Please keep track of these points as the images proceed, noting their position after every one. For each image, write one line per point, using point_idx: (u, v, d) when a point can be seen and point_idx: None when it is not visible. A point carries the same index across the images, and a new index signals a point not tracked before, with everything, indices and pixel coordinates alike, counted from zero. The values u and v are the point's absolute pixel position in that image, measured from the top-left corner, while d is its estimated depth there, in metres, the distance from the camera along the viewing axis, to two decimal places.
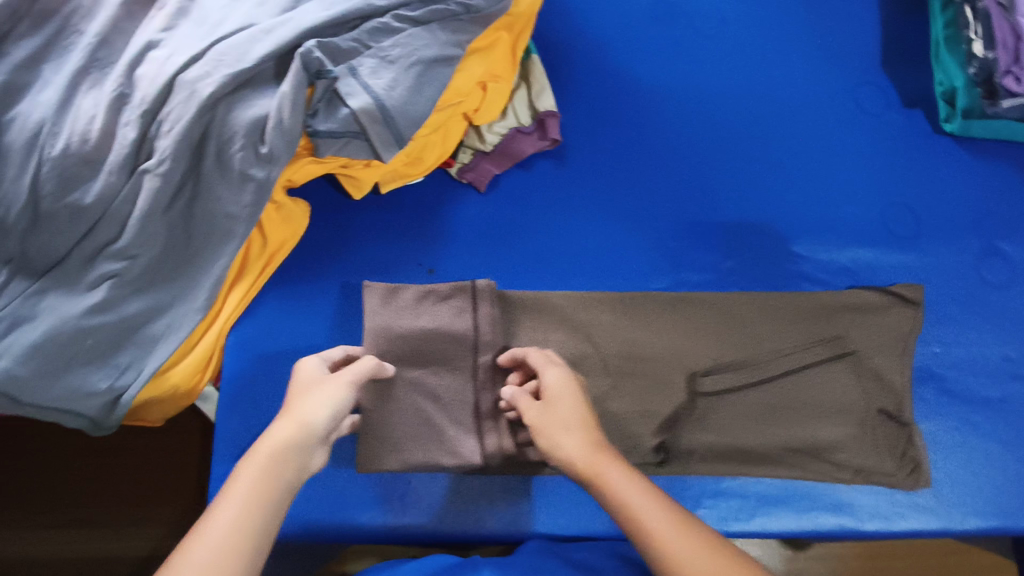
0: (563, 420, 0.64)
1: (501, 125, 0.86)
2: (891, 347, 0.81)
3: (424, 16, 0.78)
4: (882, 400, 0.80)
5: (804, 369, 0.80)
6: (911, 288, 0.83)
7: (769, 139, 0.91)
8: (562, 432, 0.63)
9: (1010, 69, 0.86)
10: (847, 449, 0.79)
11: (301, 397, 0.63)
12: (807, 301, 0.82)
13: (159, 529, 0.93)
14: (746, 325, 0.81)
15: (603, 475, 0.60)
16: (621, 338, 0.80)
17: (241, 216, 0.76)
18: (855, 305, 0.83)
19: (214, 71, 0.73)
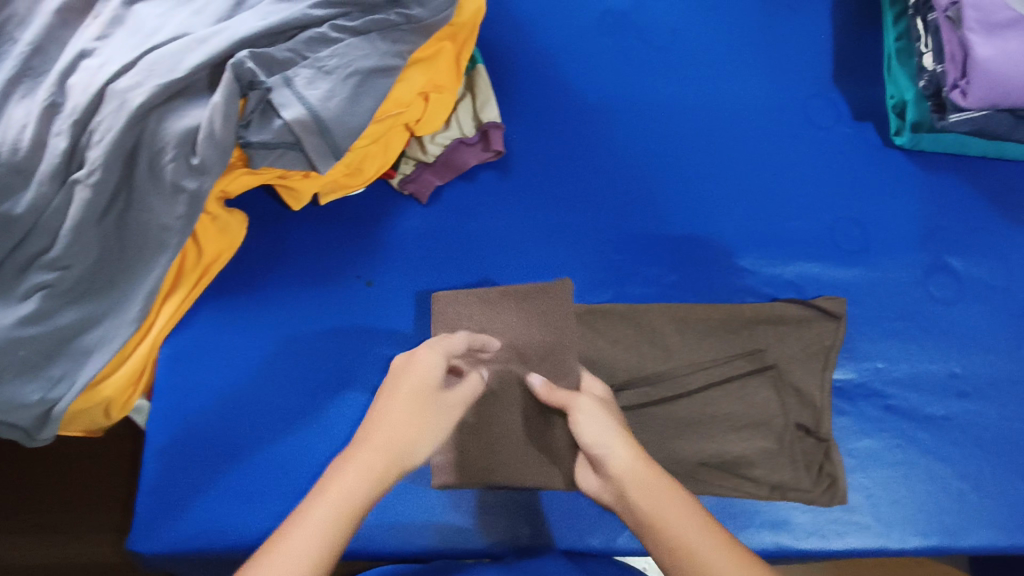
0: (617, 433, 0.65)
1: (444, 135, 0.85)
2: (813, 361, 0.81)
3: (363, 26, 0.77)
4: (801, 415, 0.80)
5: (725, 382, 0.80)
6: (833, 301, 0.83)
7: (718, 151, 0.90)
8: (611, 445, 0.63)
9: (958, 83, 0.83)
10: (765, 464, 0.78)
11: (405, 377, 0.66)
12: (728, 314, 0.82)
13: (97, 538, 0.93)
14: (661, 339, 0.81)
15: (651, 495, 0.59)
16: (546, 349, 0.80)
17: (175, 227, 0.75)
18: (774, 318, 0.83)
19: (146, 81, 0.72)
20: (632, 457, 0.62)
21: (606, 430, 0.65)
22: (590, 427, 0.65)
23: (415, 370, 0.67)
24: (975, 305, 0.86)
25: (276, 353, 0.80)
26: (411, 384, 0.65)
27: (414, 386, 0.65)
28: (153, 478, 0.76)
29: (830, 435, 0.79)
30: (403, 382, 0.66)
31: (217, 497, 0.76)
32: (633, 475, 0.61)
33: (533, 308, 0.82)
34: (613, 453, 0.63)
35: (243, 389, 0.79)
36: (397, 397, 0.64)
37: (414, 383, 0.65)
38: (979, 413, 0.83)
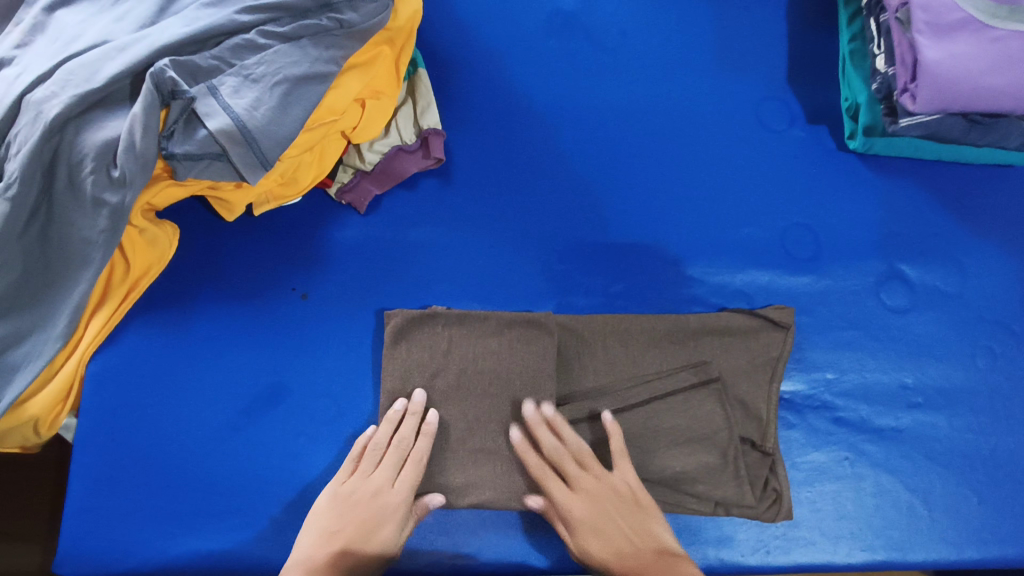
0: (616, 531, 0.69)
1: (383, 143, 0.83)
2: (760, 373, 0.79)
3: (293, 32, 0.74)
4: (748, 429, 0.78)
5: (668, 395, 0.76)
6: (781, 310, 0.81)
7: (669, 157, 0.88)
8: (602, 541, 0.69)
9: (908, 87, 0.81)
10: (707, 480, 0.74)
11: (366, 504, 0.70)
12: (672, 325, 0.80)
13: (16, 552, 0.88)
14: (604, 351, 0.78)
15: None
16: (481, 356, 0.76)
17: (98, 241, 0.73)
18: (719, 329, 0.80)
19: (61, 91, 0.69)
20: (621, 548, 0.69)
21: (602, 530, 0.70)
22: (577, 512, 0.70)
23: (372, 498, 0.70)
24: (927, 314, 0.85)
25: (209, 369, 0.78)
26: (359, 508, 0.70)
27: (363, 520, 0.69)
28: (79, 500, 0.74)
29: (776, 449, 0.77)
30: (352, 504, 0.70)
31: (141, 519, 0.73)
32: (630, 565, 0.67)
33: (524, 331, 0.77)
34: (603, 551, 0.69)
35: (173, 405, 0.77)
36: (348, 534, 0.68)
37: (361, 508, 0.70)
38: (930, 424, 0.81)
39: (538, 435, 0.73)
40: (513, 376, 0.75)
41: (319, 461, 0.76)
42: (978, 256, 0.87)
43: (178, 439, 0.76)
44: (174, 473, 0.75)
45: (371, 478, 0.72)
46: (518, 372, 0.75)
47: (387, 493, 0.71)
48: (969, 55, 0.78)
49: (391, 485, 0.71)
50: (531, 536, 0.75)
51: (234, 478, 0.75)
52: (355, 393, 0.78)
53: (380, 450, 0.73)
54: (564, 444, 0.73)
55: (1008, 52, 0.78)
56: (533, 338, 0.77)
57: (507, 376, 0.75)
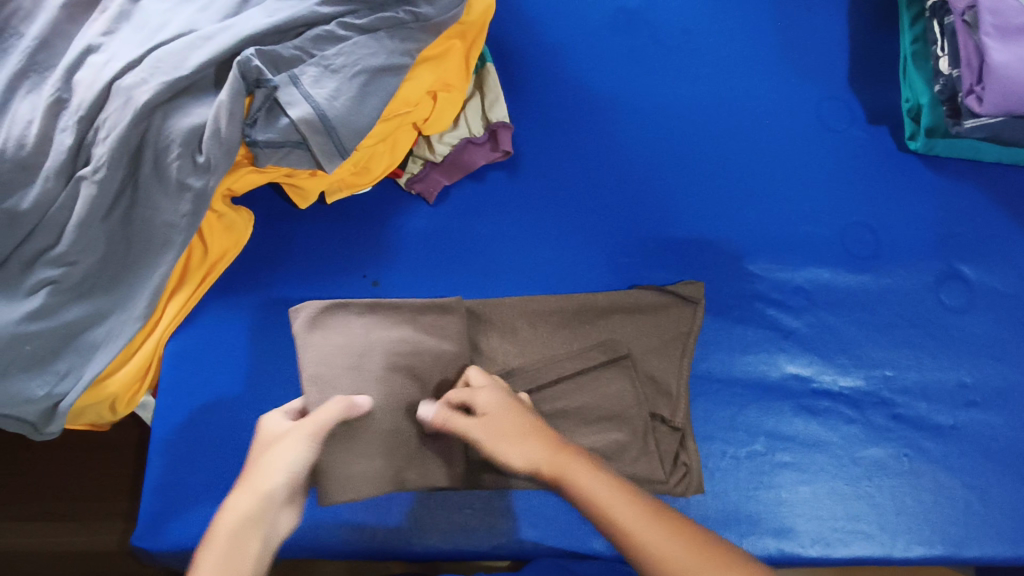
0: (515, 431, 0.62)
1: (453, 135, 0.85)
2: (669, 349, 0.80)
3: (371, 24, 0.76)
4: (658, 404, 0.78)
5: (577, 374, 0.78)
6: (691, 286, 0.82)
7: (730, 153, 0.89)
8: (508, 444, 0.62)
9: (974, 88, 0.82)
10: (618, 457, 0.76)
11: (261, 458, 0.61)
12: (581, 304, 0.80)
13: (94, 527, 0.90)
14: (526, 334, 0.79)
15: (565, 472, 0.59)
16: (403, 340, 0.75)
17: (180, 225, 0.75)
18: (628, 305, 0.81)
19: (151, 78, 0.71)
20: (532, 446, 0.61)
21: (507, 430, 0.62)
22: (491, 402, 0.65)
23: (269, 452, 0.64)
24: (986, 314, 0.86)
25: (282, 352, 0.80)
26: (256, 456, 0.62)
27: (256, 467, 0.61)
28: (157, 476, 0.76)
29: (685, 423, 0.77)
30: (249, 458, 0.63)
31: (217, 496, 0.75)
32: (541, 450, 0.61)
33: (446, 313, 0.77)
34: (511, 454, 0.61)
35: (247, 387, 0.79)
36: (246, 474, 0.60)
37: (260, 450, 0.63)
38: (988, 423, 0.82)
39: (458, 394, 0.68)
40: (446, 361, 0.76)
41: None
42: None
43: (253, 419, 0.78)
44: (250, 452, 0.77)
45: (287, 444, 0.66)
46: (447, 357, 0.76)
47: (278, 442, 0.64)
48: None
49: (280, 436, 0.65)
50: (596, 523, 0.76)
51: None
52: None
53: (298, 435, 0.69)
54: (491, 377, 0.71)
55: None
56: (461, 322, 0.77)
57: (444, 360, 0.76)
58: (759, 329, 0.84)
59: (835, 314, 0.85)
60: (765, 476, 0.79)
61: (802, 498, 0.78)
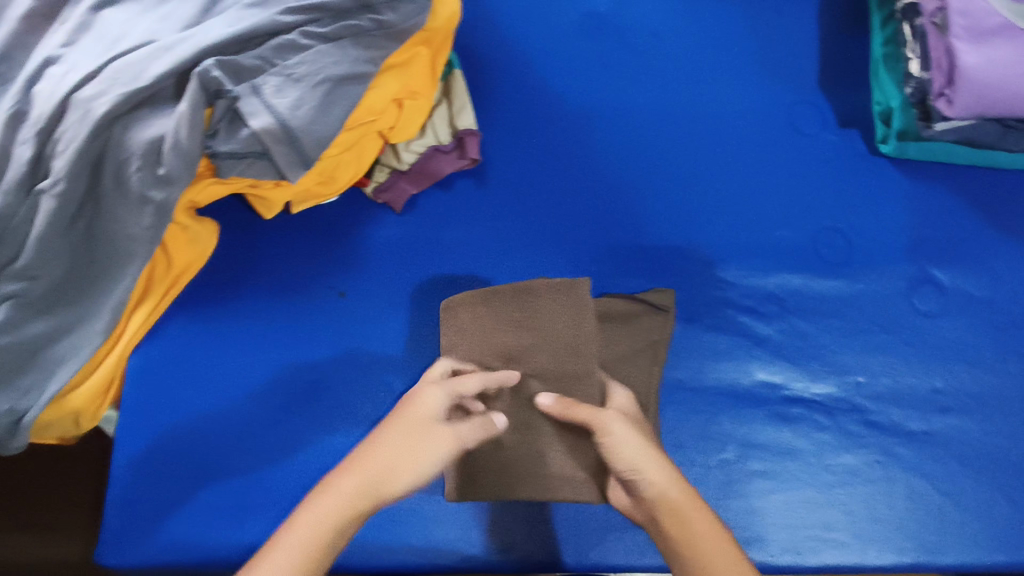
0: (653, 455, 0.63)
1: (420, 142, 0.84)
2: (644, 356, 0.79)
3: (334, 33, 0.76)
4: None
5: None
6: (663, 294, 0.81)
7: (702, 158, 0.88)
8: (641, 461, 0.63)
9: (943, 92, 0.83)
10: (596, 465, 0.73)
11: (413, 432, 0.62)
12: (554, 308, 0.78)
13: (59, 539, 0.89)
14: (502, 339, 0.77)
15: (684, 513, 0.60)
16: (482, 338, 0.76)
17: (142, 237, 0.74)
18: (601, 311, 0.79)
19: (109, 90, 0.70)
20: (668, 476, 0.62)
21: (645, 449, 0.63)
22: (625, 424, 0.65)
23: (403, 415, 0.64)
24: (959, 318, 0.85)
25: (248, 364, 0.79)
26: (404, 422, 0.63)
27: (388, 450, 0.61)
28: (121, 492, 0.75)
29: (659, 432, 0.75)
30: (392, 416, 0.64)
31: (183, 511, 0.75)
32: (669, 483, 0.61)
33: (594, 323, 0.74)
34: (643, 471, 0.62)
35: (213, 399, 0.78)
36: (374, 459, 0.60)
37: (407, 421, 0.63)
38: (962, 429, 0.82)
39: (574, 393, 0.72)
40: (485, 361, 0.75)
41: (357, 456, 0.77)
42: (1010, 261, 0.87)
43: (219, 433, 0.77)
44: (215, 466, 0.76)
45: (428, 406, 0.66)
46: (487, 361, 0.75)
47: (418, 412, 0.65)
48: (1008, 61, 0.78)
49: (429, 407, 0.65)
50: (564, 534, 0.75)
51: (273, 472, 0.76)
52: (392, 390, 0.79)
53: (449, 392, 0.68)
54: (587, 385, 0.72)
55: None
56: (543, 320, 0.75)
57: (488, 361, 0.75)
58: (730, 336, 0.83)
59: (807, 320, 0.84)
60: (736, 485, 0.78)
61: (774, 507, 0.78)
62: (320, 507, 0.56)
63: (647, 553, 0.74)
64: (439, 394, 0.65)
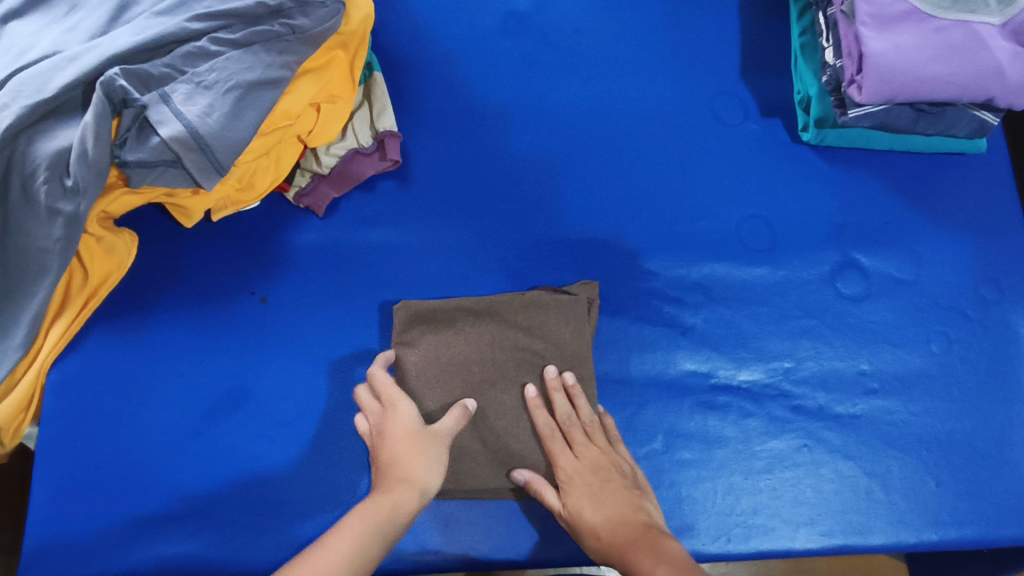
0: (611, 496, 0.69)
1: (340, 146, 0.84)
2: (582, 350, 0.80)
3: (244, 38, 0.74)
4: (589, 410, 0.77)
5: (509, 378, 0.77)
6: (585, 286, 0.81)
7: (628, 153, 0.89)
8: (594, 504, 0.69)
9: (855, 78, 0.82)
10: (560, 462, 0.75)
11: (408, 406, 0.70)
12: (502, 306, 0.78)
13: None
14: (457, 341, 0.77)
15: (626, 553, 0.64)
16: (451, 345, 0.77)
17: (54, 250, 0.73)
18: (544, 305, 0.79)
19: (12, 103, 0.70)
20: (607, 518, 0.68)
21: (586, 491, 0.70)
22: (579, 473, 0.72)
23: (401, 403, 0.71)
24: (883, 301, 0.86)
25: (172, 374, 0.79)
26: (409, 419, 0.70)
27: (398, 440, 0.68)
28: (41, 508, 0.74)
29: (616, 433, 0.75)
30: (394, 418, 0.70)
31: (106, 525, 0.74)
32: (617, 529, 0.67)
33: (592, 330, 0.79)
34: (593, 514, 0.68)
35: (138, 411, 0.77)
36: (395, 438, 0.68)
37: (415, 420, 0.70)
38: (887, 410, 0.82)
39: (554, 400, 0.75)
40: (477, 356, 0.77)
41: (284, 461, 0.77)
42: (931, 243, 0.88)
43: (144, 444, 0.76)
44: (141, 479, 0.75)
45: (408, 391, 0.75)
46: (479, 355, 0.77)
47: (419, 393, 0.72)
48: (912, 46, 0.79)
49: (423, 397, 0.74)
50: (492, 532, 0.75)
51: (197, 482, 0.75)
52: (319, 393, 0.79)
53: (421, 366, 0.77)
54: (577, 414, 0.75)
55: (950, 42, 0.79)
56: (536, 318, 0.78)
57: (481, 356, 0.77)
58: (656, 327, 0.83)
59: (733, 309, 0.85)
60: (664, 475, 0.78)
61: (702, 495, 0.78)
62: (365, 507, 0.62)
63: None
64: (449, 389, 0.76)
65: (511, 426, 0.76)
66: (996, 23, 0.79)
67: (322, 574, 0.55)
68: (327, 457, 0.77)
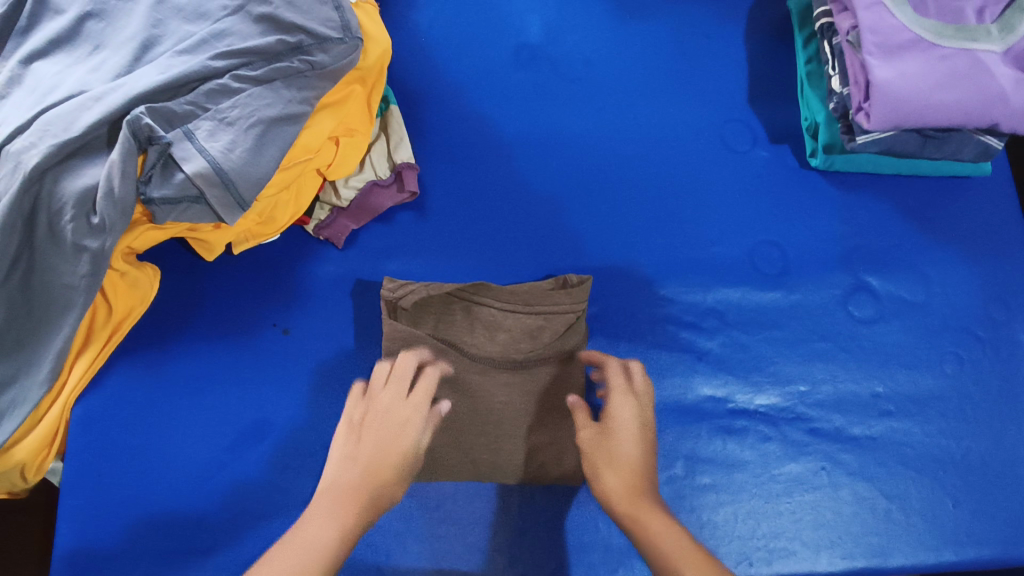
0: (625, 461, 0.69)
1: (358, 178, 0.85)
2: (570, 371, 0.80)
3: (266, 75, 0.75)
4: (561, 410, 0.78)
5: (519, 376, 0.78)
6: (578, 279, 0.81)
7: (640, 180, 0.91)
8: (611, 466, 0.69)
9: (862, 106, 0.84)
10: (546, 457, 0.77)
11: (381, 415, 0.71)
12: (521, 307, 0.79)
13: None
14: (477, 341, 0.78)
15: (640, 513, 0.64)
16: (473, 342, 0.78)
17: (80, 286, 0.74)
18: (540, 307, 0.79)
19: (39, 142, 0.70)
20: (624, 477, 0.68)
21: (614, 451, 0.70)
22: (596, 450, 0.71)
23: (374, 416, 0.71)
24: (896, 323, 0.87)
25: (195, 406, 0.79)
26: (383, 441, 0.68)
27: (376, 449, 0.68)
28: (67, 544, 0.74)
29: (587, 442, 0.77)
30: (373, 433, 0.69)
31: (132, 559, 0.74)
32: (625, 490, 0.67)
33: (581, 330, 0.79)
34: (611, 474, 0.68)
35: (162, 445, 0.78)
36: (374, 443, 0.68)
37: (383, 431, 0.69)
38: (903, 431, 0.83)
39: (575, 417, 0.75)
40: (489, 363, 0.78)
41: (307, 491, 0.77)
42: (940, 266, 0.90)
43: (169, 476, 0.77)
44: (167, 511, 0.76)
45: (385, 397, 0.72)
46: (497, 364, 0.78)
47: (400, 406, 0.71)
48: (917, 74, 0.81)
49: (404, 399, 0.72)
50: (516, 560, 0.76)
51: (222, 514, 0.76)
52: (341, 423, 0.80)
53: (407, 378, 0.73)
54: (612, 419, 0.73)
55: (954, 70, 0.81)
56: (557, 335, 0.79)
57: (499, 371, 0.78)
58: (673, 353, 0.84)
59: (749, 333, 0.86)
60: (686, 500, 0.79)
61: (724, 520, 0.79)
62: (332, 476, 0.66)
63: (621, 568, 0.76)
64: (422, 398, 0.72)
65: (517, 428, 0.77)
66: (998, 51, 0.82)
67: (288, 557, 0.57)
68: None
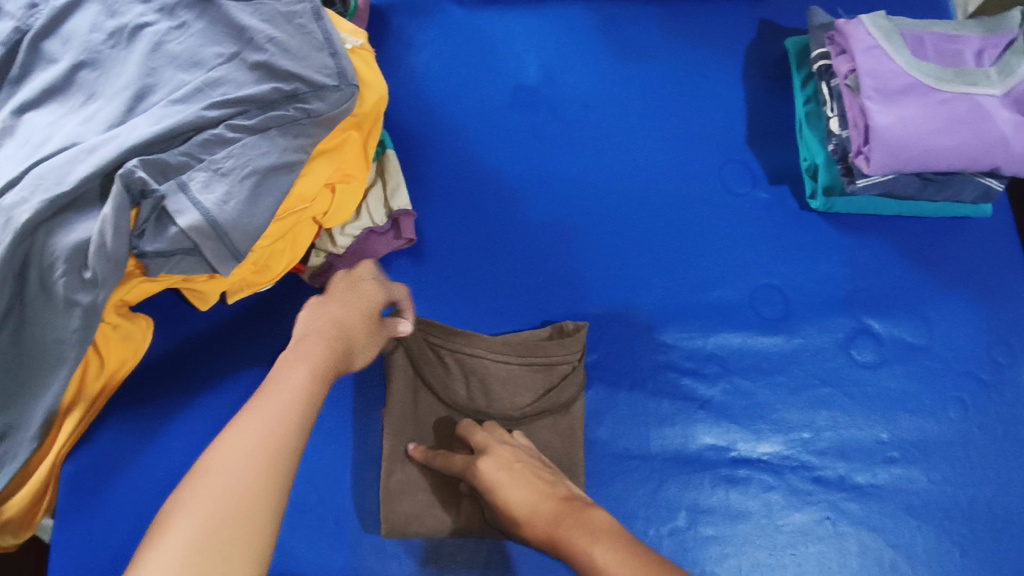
0: (525, 477, 0.66)
1: (354, 225, 0.84)
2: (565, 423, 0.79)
3: (261, 123, 0.74)
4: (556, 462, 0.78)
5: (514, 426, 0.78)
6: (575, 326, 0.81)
7: (639, 222, 0.90)
8: (516, 487, 0.66)
9: (862, 150, 0.83)
10: None
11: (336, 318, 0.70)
12: (515, 357, 0.79)
13: None
14: (472, 392, 0.79)
15: (556, 531, 0.60)
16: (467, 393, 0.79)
17: (71, 341, 0.71)
18: (536, 359, 0.79)
19: (31, 197, 0.69)
20: (530, 494, 0.65)
21: (512, 474, 0.67)
22: (494, 472, 0.68)
23: (333, 328, 0.69)
24: (899, 367, 0.86)
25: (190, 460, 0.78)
26: (336, 342, 0.67)
27: (330, 344, 0.66)
28: None
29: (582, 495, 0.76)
30: (329, 336, 0.68)
31: None
32: (537, 512, 0.63)
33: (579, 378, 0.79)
34: (517, 498, 0.65)
35: (156, 500, 0.77)
36: (324, 345, 0.65)
37: (339, 335, 0.68)
38: (908, 478, 0.82)
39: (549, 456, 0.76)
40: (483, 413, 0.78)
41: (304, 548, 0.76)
42: (942, 308, 0.89)
43: None
44: None
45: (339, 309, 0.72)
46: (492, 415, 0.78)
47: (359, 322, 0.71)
48: (917, 118, 0.81)
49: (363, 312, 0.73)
50: None
51: None
52: (338, 476, 0.78)
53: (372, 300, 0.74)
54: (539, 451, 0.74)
55: (955, 114, 0.81)
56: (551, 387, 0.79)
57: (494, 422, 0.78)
58: (675, 401, 0.83)
59: (750, 379, 0.85)
60: (689, 553, 0.77)
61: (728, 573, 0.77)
62: (293, 372, 0.60)
63: None
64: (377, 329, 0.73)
65: None
66: (998, 94, 0.81)
67: (273, 405, 0.56)
68: (348, 543, 0.76)
